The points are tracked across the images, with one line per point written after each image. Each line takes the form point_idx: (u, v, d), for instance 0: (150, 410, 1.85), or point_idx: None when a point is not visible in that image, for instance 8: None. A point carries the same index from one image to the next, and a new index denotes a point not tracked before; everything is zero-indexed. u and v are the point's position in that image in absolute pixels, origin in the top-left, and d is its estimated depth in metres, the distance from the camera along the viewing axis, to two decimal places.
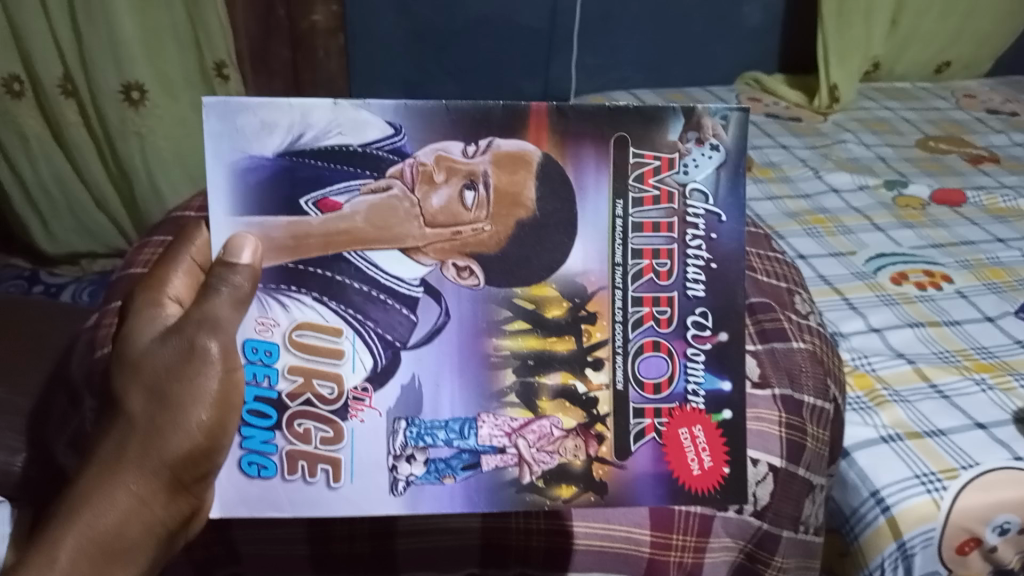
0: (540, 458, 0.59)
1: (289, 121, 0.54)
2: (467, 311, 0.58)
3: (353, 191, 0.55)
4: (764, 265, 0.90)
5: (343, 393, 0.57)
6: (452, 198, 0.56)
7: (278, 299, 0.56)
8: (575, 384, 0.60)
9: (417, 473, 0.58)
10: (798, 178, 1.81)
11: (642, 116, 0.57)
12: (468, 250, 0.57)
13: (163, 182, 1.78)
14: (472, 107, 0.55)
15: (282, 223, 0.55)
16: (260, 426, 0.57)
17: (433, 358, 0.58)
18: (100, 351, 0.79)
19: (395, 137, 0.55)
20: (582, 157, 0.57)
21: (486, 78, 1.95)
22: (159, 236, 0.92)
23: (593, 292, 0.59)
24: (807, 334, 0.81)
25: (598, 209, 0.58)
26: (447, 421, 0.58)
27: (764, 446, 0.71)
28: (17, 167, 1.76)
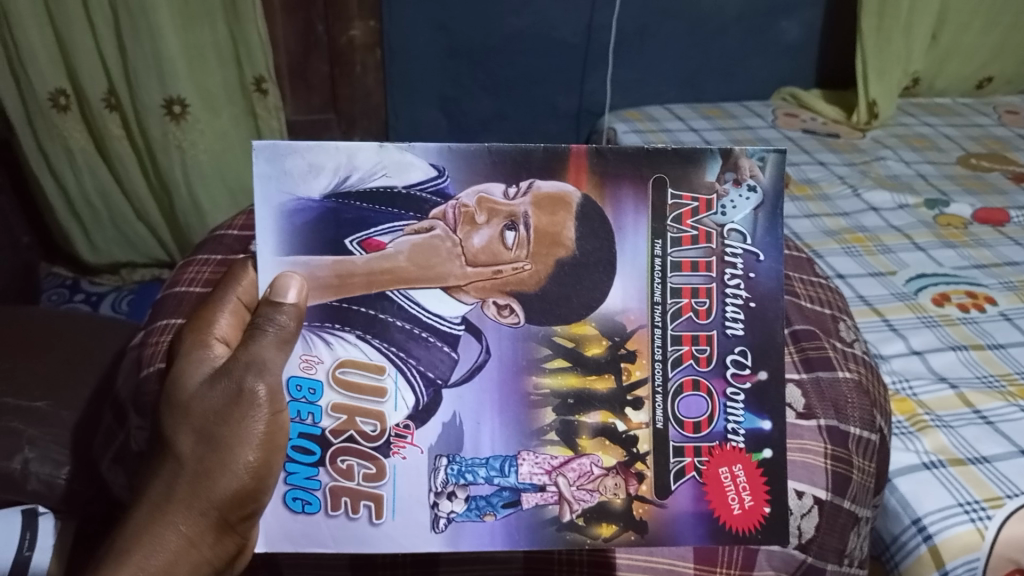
0: (580, 496, 0.59)
1: (335, 163, 0.57)
2: (507, 350, 0.59)
3: (397, 232, 0.58)
4: (807, 291, 0.89)
5: (385, 430, 0.59)
6: (493, 238, 0.58)
7: (323, 337, 0.58)
8: (614, 422, 0.60)
9: (458, 511, 0.58)
10: (836, 196, 1.78)
11: (680, 157, 0.59)
12: (508, 289, 0.59)
13: (203, 197, 1.81)
14: (515, 149, 0.58)
15: (327, 263, 0.58)
16: (304, 462, 0.59)
17: (473, 397, 0.59)
18: (148, 369, 0.78)
19: (438, 178, 0.58)
20: (621, 198, 0.59)
21: (521, 93, 1.96)
22: (205, 255, 0.94)
23: (632, 330, 0.60)
24: (851, 363, 0.79)
25: (637, 249, 0.60)
26: (488, 459, 0.59)
27: (809, 478, 0.69)
28: (62, 178, 1.80)
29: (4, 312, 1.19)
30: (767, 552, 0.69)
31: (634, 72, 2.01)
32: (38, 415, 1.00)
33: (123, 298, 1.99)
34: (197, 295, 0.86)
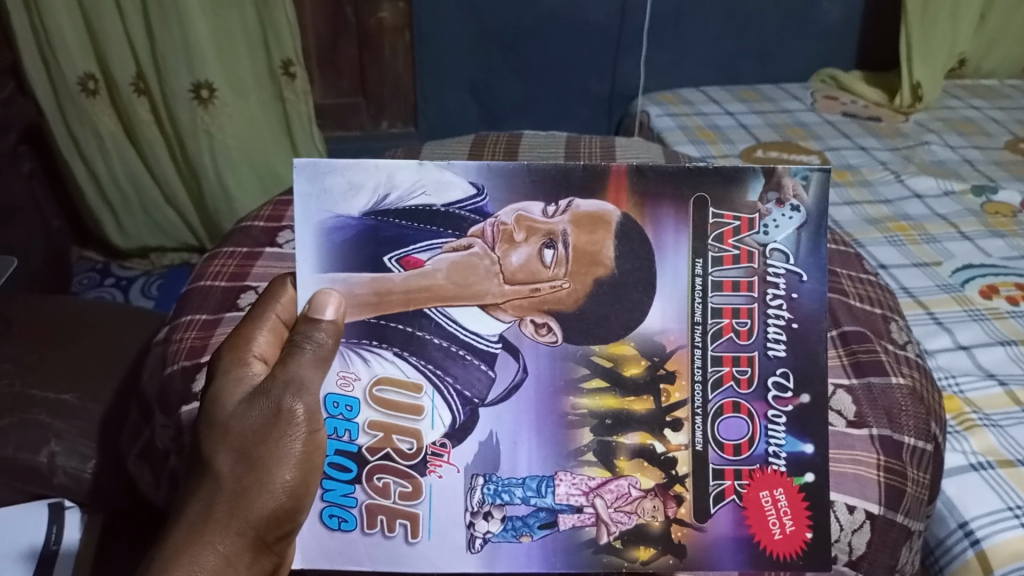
0: (617, 518, 0.57)
1: (375, 182, 0.55)
2: (545, 370, 0.57)
3: (435, 249, 0.56)
4: (856, 289, 0.85)
5: (422, 449, 0.56)
6: (532, 257, 0.55)
7: (359, 354, 0.56)
8: (653, 444, 0.57)
9: (494, 531, 0.56)
10: (878, 182, 1.72)
11: (721, 176, 0.56)
12: (546, 307, 0.56)
13: (231, 181, 1.79)
14: (553, 168, 0.56)
15: (365, 280, 0.56)
16: (340, 480, 0.57)
17: (511, 417, 0.57)
18: (172, 367, 0.76)
19: (477, 197, 0.56)
20: (661, 217, 0.56)
21: (552, 77, 1.92)
22: (230, 247, 0.91)
23: (672, 350, 0.57)
24: (905, 367, 0.75)
25: (678, 269, 0.56)
26: (525, 479, 0.57)
27: (860, 492, 0.65)
28: (91, 163, 1.80)
29: (31, 301, 1.18)
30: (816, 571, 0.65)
31: (669, 55, 1.95)
32: (66, 408, 0.99)
33: (152, 283, 1.98)
34: (221, 290, 0.84)
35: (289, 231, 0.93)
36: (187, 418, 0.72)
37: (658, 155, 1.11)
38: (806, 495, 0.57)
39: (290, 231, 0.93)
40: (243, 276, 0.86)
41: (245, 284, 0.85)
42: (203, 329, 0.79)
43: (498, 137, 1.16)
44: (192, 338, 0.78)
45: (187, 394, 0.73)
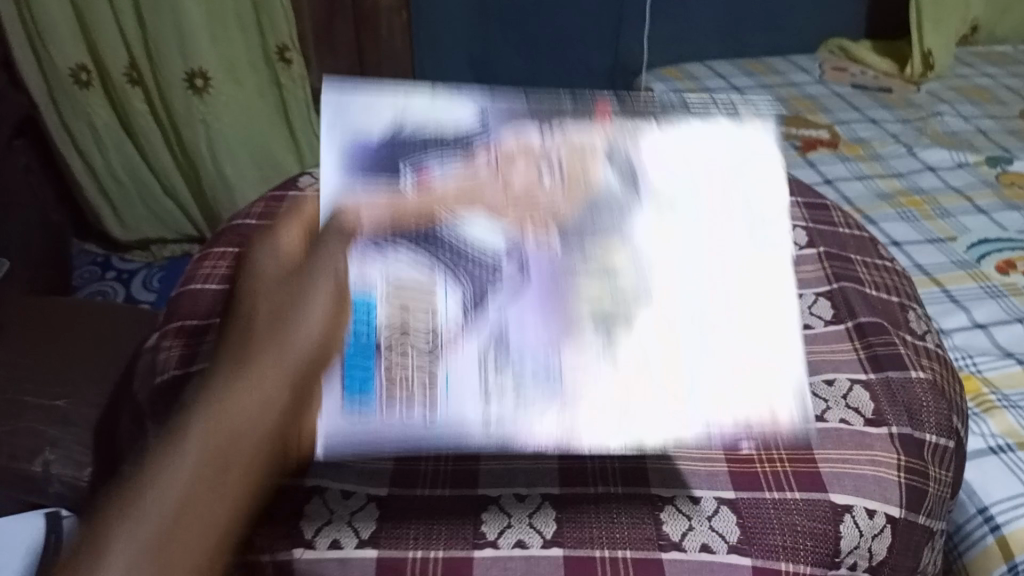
0: (633, 384, 0.49)
1: (392, 111, 0.57)
2: (547, 262, 0.53)
3: (446, 165, 0.55)
4: (872, 276, 0.81)
5: (435, 333, 0.50)
6: (532, 176, 0.55)
7: (371, 254, 0.51)
8: (656, 325, 0.52)
9: (515, 402, 0.47)
10: (889, 155, 1.68)
11: (691, 116, 0.60)
12: (551, 215, 0.55)
13: (228, 167, 1.75)
14: (549, 106, 0.59)
15: (376, 190, 0.53)
16: (351, 370, 0.48)
17: (518, 298, 0.51)
18: (162, 376, 0.74)
19: (483, 126, 0.58)
20: (646, 139, 0.58)
21: (554, 54, 1.87)
22: (221, 247, 0.88)
23: (661, 255, 0.55)
24: (924, 359, 0.72)
25: (662, 186, 0.56)
26: (539, 354, 0.49)
27: (881, 495, 0.62)
28: (87, 155, 1.76)
29: (22, 299, 1.15)
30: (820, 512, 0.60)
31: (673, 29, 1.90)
32: (60, 415, 0.97)
33: (153, 274, 1.94)
34: (212, 294, 0.82)
35: None
36: None
37: None
38: (791, 375, 0.54)
39: None
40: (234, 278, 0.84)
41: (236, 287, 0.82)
42: (193, 336, 0.77)
43: None
44: (182, 347, 0.76)
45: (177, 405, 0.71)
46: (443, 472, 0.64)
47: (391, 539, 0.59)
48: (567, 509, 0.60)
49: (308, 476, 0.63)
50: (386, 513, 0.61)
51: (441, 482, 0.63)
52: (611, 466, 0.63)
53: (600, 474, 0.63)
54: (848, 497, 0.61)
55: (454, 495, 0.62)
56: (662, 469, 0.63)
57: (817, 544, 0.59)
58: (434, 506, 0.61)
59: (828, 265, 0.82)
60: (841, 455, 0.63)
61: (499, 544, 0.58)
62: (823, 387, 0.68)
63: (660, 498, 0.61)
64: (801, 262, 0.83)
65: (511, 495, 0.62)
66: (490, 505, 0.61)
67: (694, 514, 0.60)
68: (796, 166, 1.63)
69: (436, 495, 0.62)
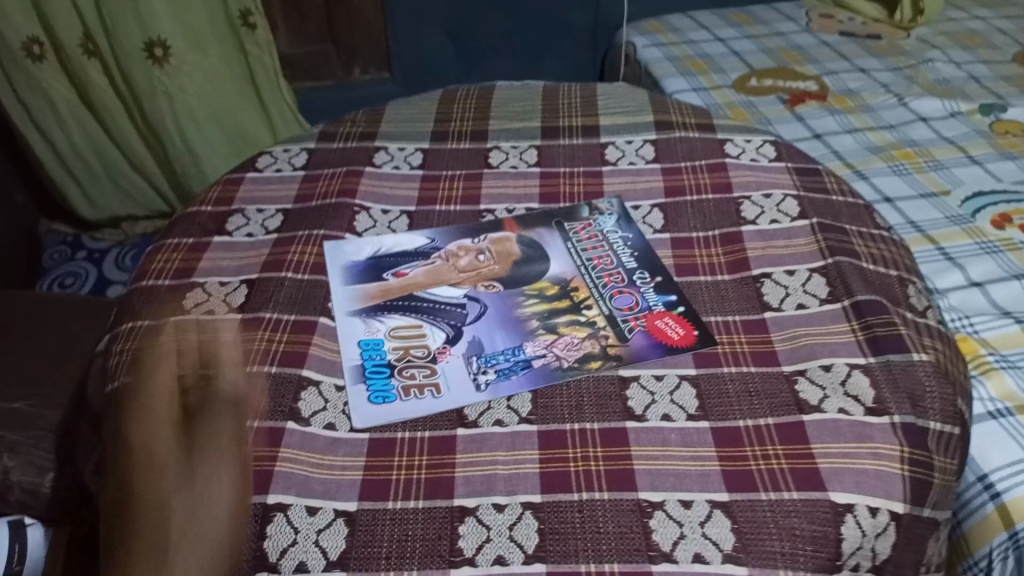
0: (569, 351, 0.69)
1: (373, 244, 0.81)
2: (499, 300, 0.74)
3: (416, 266, 0.78)
4: (869, 249, 0.77)
5: (430, 352, 0.70)
6: (473, 259, 0.79)
7: (377, 319, 0.73)
8: (579, 317, 0.72)
9: (492, 376, 0.67)
10: (879, 106, 1.62)
11: (563, 211, 0.84)
12: (490, 278, 0.77)
13: (197, 140, 1.66)
14: (475, 220, 0.84)
15: (371, 288, 0.76)
16: (378, 378, 0.67)
17: (482, 323, 0.72)
18: (111, 385, 0.68)
19: (432, 242, 0.81)
20: (537, 230, 0.82)
21: (532, 10, 1.79)
22: (177, 238, 0.82)
23: (571, 279, 0.76)
24: (926, 339, 0.67)
25: (558, 248, 0.80)
26: (503, 351, 0.69)
27: (884, 491, 0.58)
28: (47, 134, 1.63)
29: None
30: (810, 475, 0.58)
31: None
32: (20, 420, 0.91)
33: (126, 253, 1.80)
34: (165, 290, 0.76)
35: (240, 215, 0.85)
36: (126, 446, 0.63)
37: (644, 102, 1.00)
38: (686, 317, 0.72)
39: (240, 215, 0.85)
40: (189, 271, 0.78)
41: (192, 282, 0.76)
42: (145, 337, 0.71)
43: (468, 89, 1.04)
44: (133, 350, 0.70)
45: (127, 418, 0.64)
46: (416, 481, 0.59)
47: (361, 559, 0.54)
48: (549, 519, 0.56)
49: (270, 493, 0.58)
50: (355, 530, 0.56)
51: (413, 492, 0.58)
52: (596, 468, 0.59)
53: (583, 479, 0.59)
54: (848, 495, 0.57)
55: (427, 507, 0.57)
56: (650, 471, 0.59)
57: (818, 547, 0.55)
58: (405, 520, 0.57)
59: (821, 239, 0.77)
60: (841, 449, 0.59)
61: (477, 561, 0.54)
62: (819, 373, 0.65)
63: (650, 503, 0.57)
64: (793, 236, 0.78)
65: (490, 506, 0.57)
66: (467, 517, 0.57)
67: (686, 520, 0.56)
68: (785, 122, 1.57)
69: (408, 508, 0.57)
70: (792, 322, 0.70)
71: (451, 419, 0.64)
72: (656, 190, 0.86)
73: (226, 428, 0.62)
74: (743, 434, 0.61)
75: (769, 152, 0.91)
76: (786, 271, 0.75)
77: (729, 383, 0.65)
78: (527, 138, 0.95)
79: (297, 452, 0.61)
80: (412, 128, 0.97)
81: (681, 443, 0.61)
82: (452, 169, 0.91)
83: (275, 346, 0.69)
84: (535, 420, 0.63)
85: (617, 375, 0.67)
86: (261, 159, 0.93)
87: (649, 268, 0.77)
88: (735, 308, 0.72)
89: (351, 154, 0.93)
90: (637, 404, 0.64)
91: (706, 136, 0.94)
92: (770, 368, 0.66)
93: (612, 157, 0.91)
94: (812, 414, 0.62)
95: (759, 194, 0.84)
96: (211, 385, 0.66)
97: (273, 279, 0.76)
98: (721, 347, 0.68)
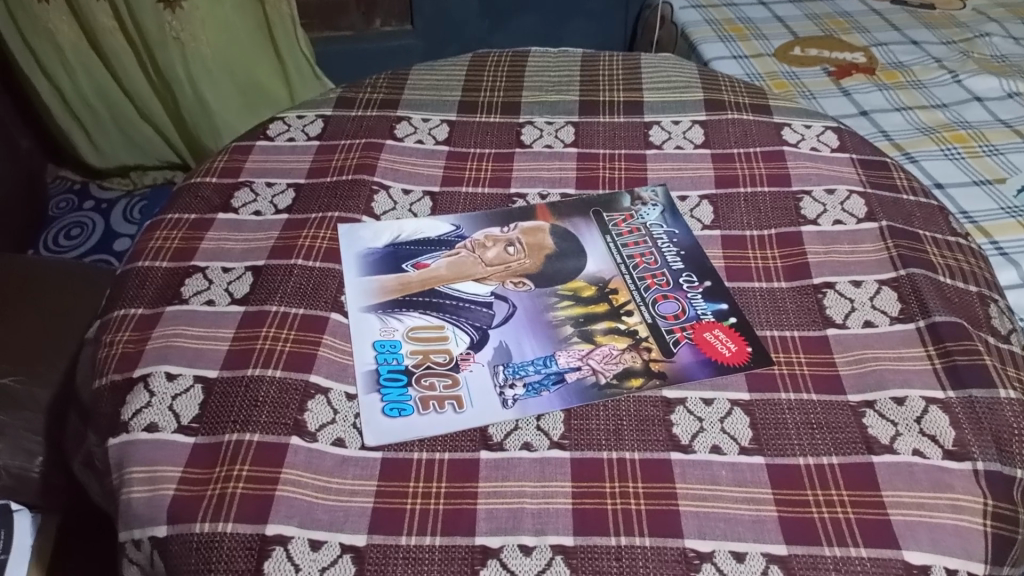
0: (608, 366, 0.62)
1: (393, 228, 0.73)
2: (528, 300, 0.67)
3: (437, 256, 0.71)
4: (946, 260, 0.69)
5: (453, 358, 0.63)
6: (501, 251, 0.71)
7: (395, 316, 0.65)
8: (617, 324, 0.65)
9: (520, 391, 0.60)
10: (932, 83, 1.51)
11: (602, 200, 0.76)
12: (520, 274, 0.69)
13: (208, 92, 1.57)
14: (502, 207, 0.75)
15: (390, 279, 0.68)
16: (394, 387, 0.60)
17: (511, 326, 0.65)
18: (99, 380, 0.62)
19: (457, 228, 0.73)
20: (572, 218, 0.74)
21: None
22: (177, 214, 0.75)
23: (610, 278, 0.69)
24: (1011, 370, 0.61)
25: (595, 243, 0.72)
26: (533, 360, 0.62)
27: (964, 551, 0.51)
28: (52, 76, 1.54)
29: None
30: (882, 529, 0.51)
31: None
32: (7, 398, 0.85)
33: (134, 206, 1.70)
34: (163, 274, 0.69)
35: (247, 189, 0.77)
36: (112, 456, 0.56)
37: (693, 76, 0.91)
38: (738, 329, 0.64)
39: (248, 189, 0.77)
40: (189, 252, 0.71)
41: (192, 265, 0.69)
42: (138, 327, 0.64)
43: (501, 54, 0.95)
44: (125, 343, 0.63)
45: (115, 423, 0.58)
46: (433, 513, 0.53)
47: None
48: (582, 567, 0.50)
49: (269, 522, 0.52)
50: (363, 569, 0.50)
51: (430, 527, 0.52)
52: (637, 508, 0.53)
53: (622, 520, 0.52)
54: (925, 555, 0.50)
55: (445, 546, 0.51)
56: (698, 514, 0.52)
57: None
58: (421, 561, 0.50)
59: (892, 245, 0.69)
60: (915, 498, 0.52)
61: None
62: (890, 407, 0.57)
63: (697, 554, 0.50)
64: (859, 239, 0.71)
65: (515, 547, 0.51)
66: (489, 561, 0.50)
67: None
68: (829, 96, 1.47)
69: (424, 546, 0.51)
70: (858, 342, 0.62)
71: (474, 440, 0.57)
72: (705, 180, 0.78)
73: (223, 441, 0.56)
74: (803, 474, 0.54)
75: (831, 140, 0.82)
76: (852, 281, 0.67)
77: (787, 412, 0.58)
78: (564, 113, 0.86)
79: (301, 473, 0.54)
80: (437, 97, 0.89)
81: (732, 482, 0.54)
82: (480, 145, 0.82)
83: (281, 347, 0.62)
84: (568, 445, 0.56)
85: (660, 396, 0.59)
86: (272, 126, 0.85)
87: (697, 270, 0.69)
88: (793, 322, 0.64)
89: (370, 124, 0.85)
90: (683, 432, 0.57)
91: (762, 118, 0.85)
92: (833, 396, 0.59)
93: (657, 139, 0.83)
94: (883, 455, 0.55)
95: (820, 189, 0.76)
96: (208, 389, 0.59)
97: (281, 266, 0.69)
98: (778, 367, 0.61)
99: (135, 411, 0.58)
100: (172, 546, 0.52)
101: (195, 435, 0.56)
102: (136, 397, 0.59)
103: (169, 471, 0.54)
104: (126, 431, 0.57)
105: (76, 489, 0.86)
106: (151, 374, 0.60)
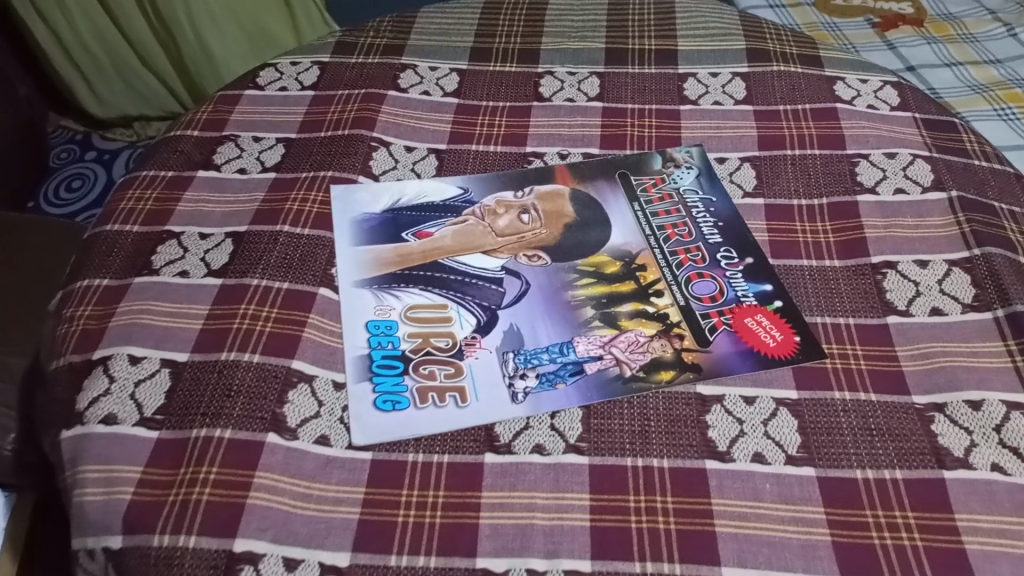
0: (633, 357, 0.54)
1: (393, 191, 0.65)
2: (543, 279, 0.58)
3: (442, 224, 0.62)
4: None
5: (457, 343, 0.55)
6: (514, 220, 0.62)
7: (391, 292, 0.58)
8: (645, 307, 0.57)
9: (533, 384, 0.52)
10: (985, 36, 1.38)
11: (631, 161, 0.67)
12: (535, 246, 0.61)
13: (213, 39, 1.47)
14: (518, 169, 0.67)
15: (387, 249, 0.60)
16: (389, 375, 0.53)
17: (524, 306, 0.57)
18: (55, 361, 0.54)
19: (465, 193, 0.65)
20: (595, 182, 0.66)
21: None
22: (151, 172, 0.67)
23: (637, 253, 0.60)
24: None
25: (621, 211, 0.63)
26: (548, 347, 0.54)
27: None
28: (48, 20, 1.43)
29: None
30: (957, 561, 0.43)
31: None
32: None
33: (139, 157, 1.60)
34: (133, 239, 0.61)
35: (232, 143, 0.69)
36: (65, 451, 0.49)
37: (734, 23, 0.81)
38: (784, 315, 0.56)
39: (232, 143, 0.69)
40: (164, 215, 0.63)
41: (166, 229, 0.62)
42: (102, 301, 0.57)
43: None
44: (86, 319, 0.56)
45: (70, 413, 0.51)
46: (428, 527, 0.45)
47: None
48: None
49: (237, 536, 0.45)
50: None
51: (425, 544, 0.44)
52: (666, 527, 0.45)
53: (649, 541, 0.44)
54: None
55: (441, 568, 0.44)
56: (738, 537, 0.44)
57: None
58: None
59: (964, 220, 0.61)
60: (996, 524, 0.45)
61: None
62: (964, 412, 0.49)
63: None
64: (925, 213, 0.62)
65: (523, 572, 0.43)
66: None
67: None
68: (874, 49, 1.35)
69: (417, 567, 0.44)
70: (925, 333, 0.54)
71: (478, 441, 0.49)
72: (748, 140, 0.69)
73: (189, 437, 0.49)
74: (860, 491, 0.46)
75: (891, 97, 0.72)
76: (917, 261, 0.58)
77: (843, 415, 0.50)
78: (588, 63, 0.77)
79: (278, 477, 0.47)
80: (446, 43, 0.80)
81: (779, 499, 0.46)
82: (494, 98, 0.73)
83: (260, 327, 0.54)
84: (586, 449, 0.49)
85: (692, 393, 0.51)
86: (263, 73, 0.76)
87: (737, 244, 0.61)
88: (849, 307, 0.56)
89: (371, 73, 0.76)
90: (720, 437, 0.49)
91: (812, 71, 0.75)
92: (896, 398, 0.50)
93: (693, 94, 0.73)
94: (956, 470, 0.47)
95: (880, 152, 0.67)
96: (177, 374, 0.52)
97: (266, 232, 0.61)
98: (832, 362, 0.53)
99: (92, 399, 0.51)
100: (128, 560, 0.45)
101: (159, 429, 0.49)
102: (93, 383, 0.52)
103: (128, 472, 0.47)
104: (81, 423, 0.50)
105: (51, 467, 0.79)
106: (112, 356, 0.53)
